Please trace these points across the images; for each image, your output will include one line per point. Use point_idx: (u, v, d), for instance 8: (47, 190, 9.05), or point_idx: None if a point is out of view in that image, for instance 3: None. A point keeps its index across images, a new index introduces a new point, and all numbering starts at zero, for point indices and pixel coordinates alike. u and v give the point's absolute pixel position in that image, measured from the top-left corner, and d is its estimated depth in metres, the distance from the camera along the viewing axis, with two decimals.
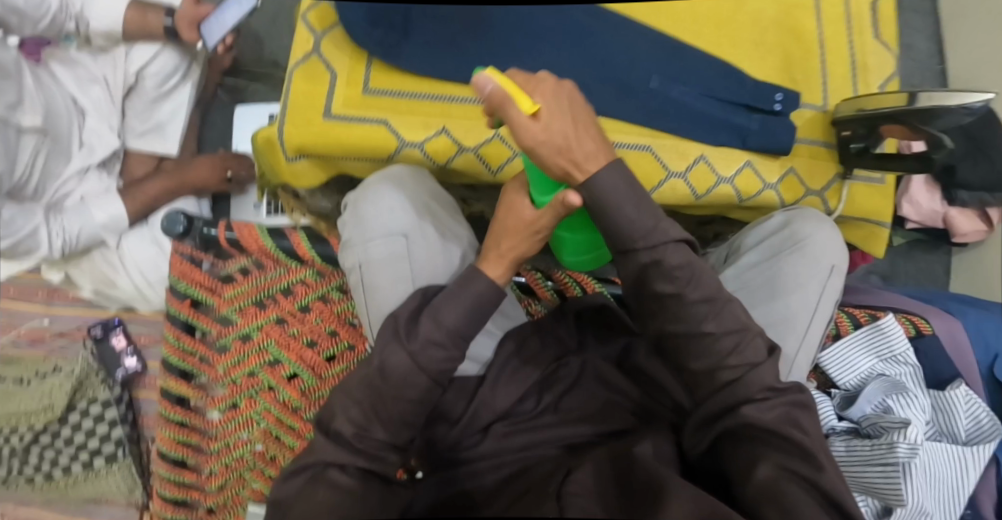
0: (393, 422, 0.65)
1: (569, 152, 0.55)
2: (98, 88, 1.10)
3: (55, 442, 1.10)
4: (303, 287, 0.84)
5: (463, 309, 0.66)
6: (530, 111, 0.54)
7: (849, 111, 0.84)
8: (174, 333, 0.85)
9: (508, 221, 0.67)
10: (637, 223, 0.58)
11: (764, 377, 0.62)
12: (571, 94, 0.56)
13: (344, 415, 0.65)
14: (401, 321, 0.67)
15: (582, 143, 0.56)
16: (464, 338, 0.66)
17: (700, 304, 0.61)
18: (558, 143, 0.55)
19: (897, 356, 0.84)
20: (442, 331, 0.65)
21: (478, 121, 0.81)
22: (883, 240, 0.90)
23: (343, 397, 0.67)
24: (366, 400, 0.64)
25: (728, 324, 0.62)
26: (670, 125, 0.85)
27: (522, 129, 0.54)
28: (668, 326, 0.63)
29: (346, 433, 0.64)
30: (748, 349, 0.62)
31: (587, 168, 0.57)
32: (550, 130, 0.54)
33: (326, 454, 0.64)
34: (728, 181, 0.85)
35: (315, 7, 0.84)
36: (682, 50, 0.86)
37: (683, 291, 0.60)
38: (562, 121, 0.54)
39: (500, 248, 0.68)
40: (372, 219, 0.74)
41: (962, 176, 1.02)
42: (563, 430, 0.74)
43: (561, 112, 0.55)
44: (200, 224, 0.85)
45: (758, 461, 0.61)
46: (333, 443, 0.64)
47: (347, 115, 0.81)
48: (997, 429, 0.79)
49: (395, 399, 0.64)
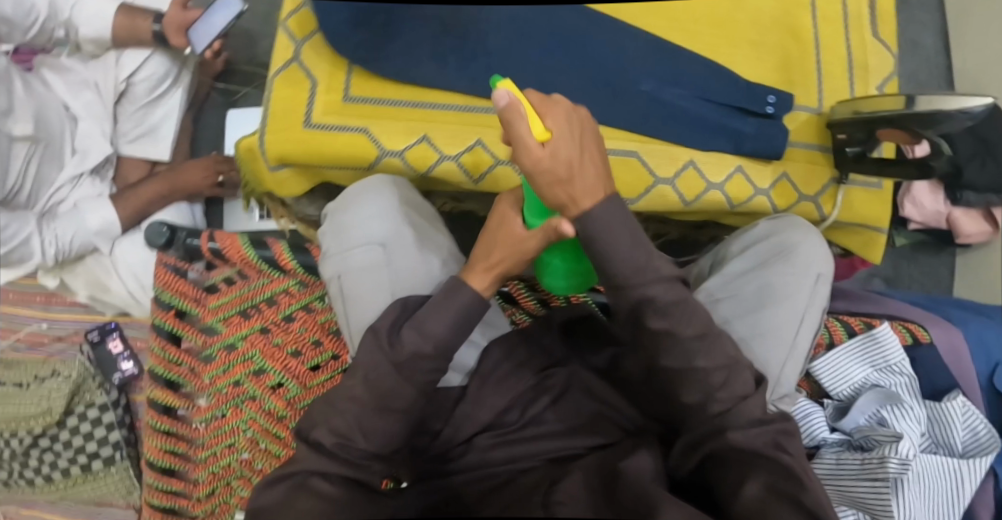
0: (376, 434, 0.63)
1: (569, 185, 0.53)
2: (89, 92, 1.10)
3: (54, 444, 1.11)
4: (286, 297, 0.84)
5: (447, 320, 0.64)
6: (540, 135, 0.52)
7: (846, 113, 0.81)
8: (159, 342, 0.85)
9: (497, 236, 0.65)
10: (629, 261, 0.57)
11: (753, 410, 0.62)
12: (583, 124, 0.53)
13: (326, 425, 0.64)
14: (381, 333, 0.65)
15: (584, 178, 0.53)
16: (450, 349, 0.64)
17: (693, 342, 0.61)
18: (559, 174, 0.52)
19: (892, 367, 0.82)
20: (425, 343, 0.63)
21: (461, 128, 0.80)
22: (881, 245, 0.87)
23: (325, 405, 0.65)
24: (349, 410, 0.63)
25: (718, 360, 0.62)
26: (660, 128, 0.81)
27: (525, 153, 0.52)
28: (663, 361, 0.62)
29: (328, 442, 0.62)
30: (738, 383, 0.63)
31: (585, 203, 0.54)
32: (554, 160, 0.51)
33: (310, 463, 0.63)
34: (718, 187, 0.82)
35: (295, 13, 0.83)
36: (675, 53, 0.81)
37: (674, 328, 0.60)
38: (569, 151, 0.52)
39: (490, 259, 0.65)
40: (351, 228, 0.73)
41: (969, 178, 0.97)
42: (547, 444, 0.71)
43: (570, 143, 0.52)
44: (183, 234, 0.86)
45: (745, 479, 0.59)
46: (315, 451, 0.63)
47: (327, 123, 0.79)
48: (994, 441, 0.77)
49: (380, 410, 0.63)
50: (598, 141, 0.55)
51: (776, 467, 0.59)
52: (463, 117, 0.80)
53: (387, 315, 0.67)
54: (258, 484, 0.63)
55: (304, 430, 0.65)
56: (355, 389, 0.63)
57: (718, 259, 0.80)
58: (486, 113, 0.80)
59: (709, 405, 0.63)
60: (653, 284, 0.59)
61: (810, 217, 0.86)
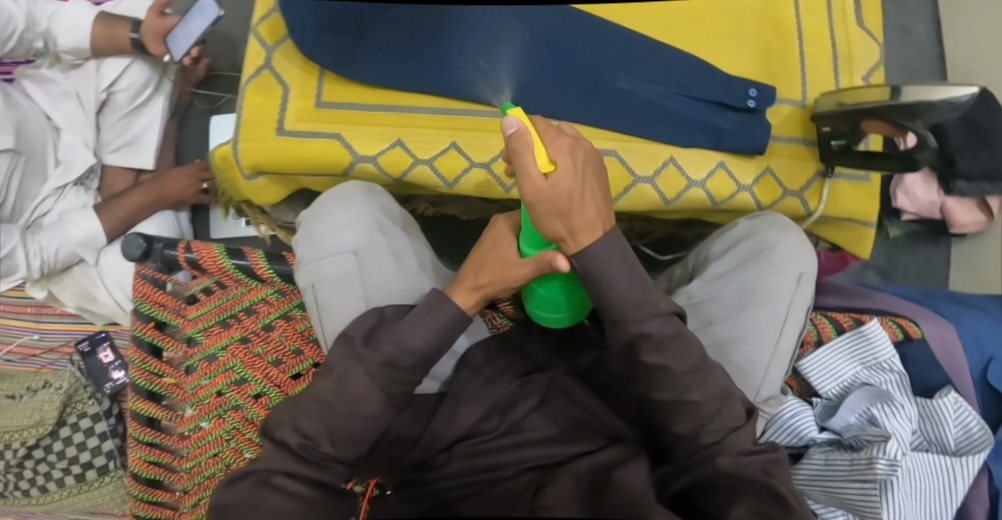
0: (340, 437, 0.64)
1: (569, 217, 0.52)
2: (71, 103, 1.10)
3: (48, 455, 1.11)
4: (265, 305, 0.84)
5: (429, 332, 0.64)
6: (545, 166, 0.51)
7: (829, 106, 0.79)
8: (139, 355, 0.84)
9: (489, 258, 0.65)
10: (628, 298, 0.57)
11: (744, 440, 0.62)
12: (588, 158, 0.53)
13: (291, 424, 0.64)
14: (355, 342, 0.66)
15: (585, 213, 0.53)
16: (423, 356, 0.64)
17: (689, 376, 0.61)
18: (560, 207, 0.52)
19: (882, 364, 0.80)
20: (396, 349, 0.63)
21: (435, 131, 0.79)
22: (869, 240, 0.86)
23: (291, 405, 0.66)
24: (315, 412, 0.63)
25: (712, 394, 0.62)
26: (638, 127, 0.80)
27: (529, 182, 0.51)
28: (655, 394, 0.62)
29: (292, 442, 0.63)
30: (728, 415, 0.62)
31: (583, 238, 0.54)
32: (557, 192, 0.51)
33: (274, 461, 0.63)
34: (699, 185, 0.80)
35: (265, 19, 0.83)
36: (653, 47, 0.80)
37: (670, 364, 0.60)
38: (571, 185, 0.51)
39: (478, 279, 0.65)
40: (323, 237, 0.73)
41: (963, 167, 0.96)
42: (526, 453, 0.69)
43: (574, 175, 0.52)
44: (160, 245, 0.84)
45: (732, 506, 0.58)
46: (280, 450, 0.64)
47: (300, 130, 0.78)
48: (987, 439, 0.74)
49: (347, 415, 0.63)
50: (601, 176, 0.54)
51: (759, 491, 0.58)
52: (437, 119, 0.79)
53: (362, 323, 0.67)
54: (223, 481, 0.64)
55: (270, 429, 0.66)
56: (323, 393, 0.64)
57: (700, 261, 0.80)
58: (461, 116, 0.80)
59: (702, 437, 0.62)
60: (646, 319, 0.59)
61: (796, 212, 0.84)
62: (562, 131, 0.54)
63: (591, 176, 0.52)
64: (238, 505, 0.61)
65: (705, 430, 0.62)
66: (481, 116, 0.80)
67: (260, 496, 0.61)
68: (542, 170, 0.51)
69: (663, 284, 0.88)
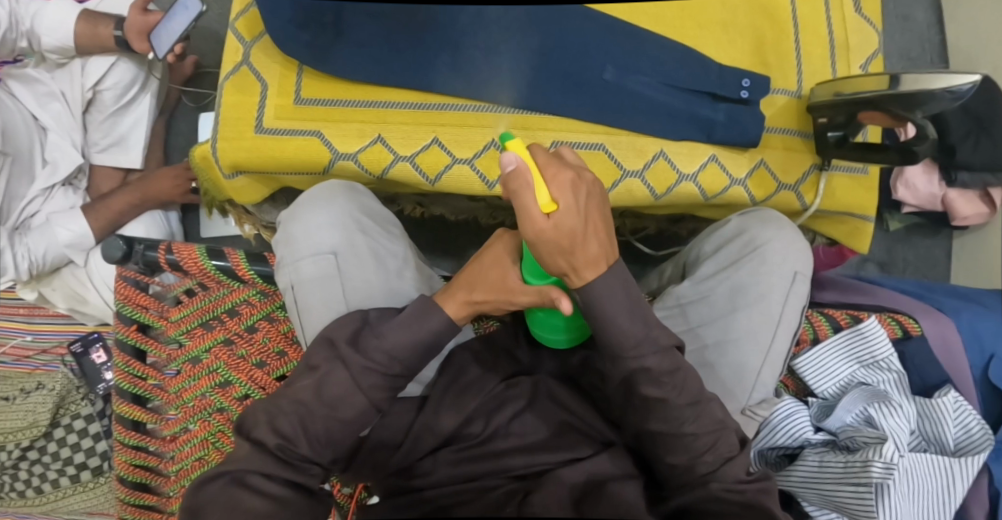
0: (319, 439, 0.63)
1: (571, 255, 0.51)
2: (57, 104, 1.09)
3: (42, 456, 1.10)
4: (248, 307, 0.82)
5: (412, 339, 0.63)
6: (546, 206, 0.49)
7: (826, 95, 0.76)
8: (122, 358, 0.84)
9: (489, 275, 0.63)
10: (628, 333, 0.56)
11: (739, 469, 0.60)
12: (590, 194, 0.50)
13: (267, 424, 0.62)
14: (338, 345, 0.64)
15: (587, 250, 0.51)
16: (401, 360, 0.63)
17: (688, 410, 0.59)
18: (562, 247, 0.50)
19: (880, 362, 0.78)
20: (375, 355, 0.62)
21: (416, 127, 0.77)
22: (868, 234, 0.83)
23: (267, 403, 0.64)
24: (293, 411, 0.62)
25: (707, 426, 0.60)
26: (627, 121, 0.77)
27: (529, 224, 0.49)
28: (650, 425, 0.61)
29: (269, 442, 0.61)
30: (723, 444, 0.60)
31: (587, 273, 0.52)
32: (558, 233, 0.49)
33: (249, 462, 0.61)
34: (690, 178, 0.78)
35: (243, 14, 0.81)
36: (641, 38, 0.77)
37: (668, 396, 0.58)
38: (573, 224, 0.49)
39: (472, 294, 0.63)
40: (301, 238, 0.72)
41: (963, 157, 0.98)
42: (510, 460, 0.67)
43: (577, 212, 0.49)
44: (141, 247, 0.82)
45: None
46: (256, 451, 0.62)
47: (279, 128, 0.77)
48: (988, 439, 0.72)
49: (327, 416, 0.62)
50: (604, 210, 0.52)
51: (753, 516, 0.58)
52: (418, 115, 0.77)
53: (345, 327, 0.66)
54: (190, 487, 0.61)
55: (245, 427, 0.63)
56: (302, 393, 0.63)
57: (691, 259, 0.78)
58: (442, 111, 0.78)
59: (696, 468, 0.60)
60: (646, 355, 0.57)
61: (792, 206, 0.81)
62: (566, 164, 0.51)
63: (595, 213, 0.50)
64: (213, 504, 0.58)
65: (699, 462, 0.60)
66: (463, 110, 0.78)
67: (233, 497, 0.58)
68: (542, 211, 0.48)
69: (654, 282, 0.86)
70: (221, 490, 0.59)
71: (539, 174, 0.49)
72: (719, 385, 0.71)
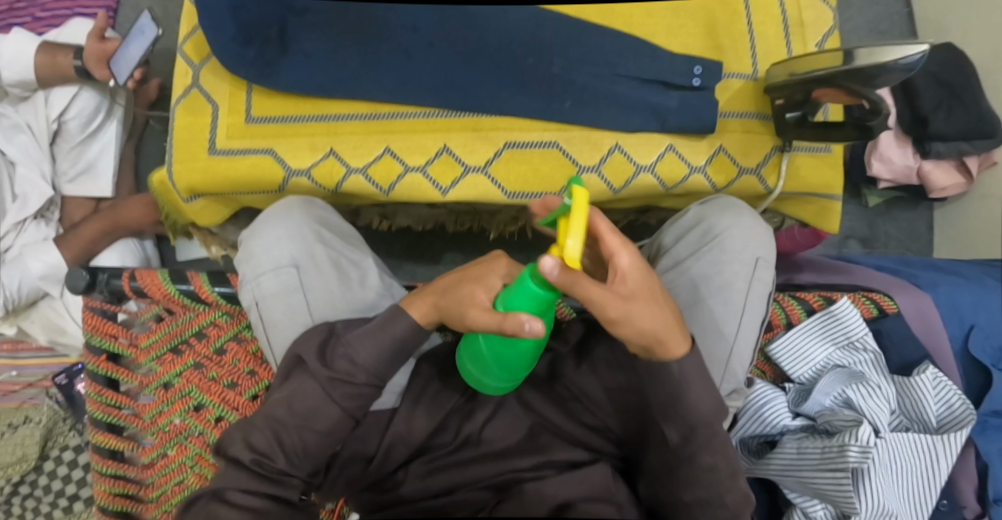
0: (297, 452, 0.61)
1: (656, 314, 0.52)
2: (23, 136, 1.09)
3: (35, 490, 1.10)
4: (215, 329, 0.82)
5: (379, 349, 0.61)
6: (570, 259, 0.45)
7: (781, 76, 0.74)
8: (94, 388, 0.83)
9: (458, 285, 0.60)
10: None
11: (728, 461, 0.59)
12: (632, 258, 0.51)
13: (243, 440, 0.61)
14: (305, 361, 0.63)
15: (664, 316, 0.53)
16: (373, 373, 0.62)
17: (728, 482, 0.60)
18: (641, 309, 0.51)
19: (855, 343, 0.77)
20: (348, 366, 0.61)
21: (366, 137, 0.77)
22: (836, 214, 0.82)
23: (243, 420, 0.63)
24: (267, 425, 0.61)
25: (698, 448, 0.59)
26: (578, 114, 0.76)
27: (603, 296, 0.49)
28: (686, 493, 0.60)
29: (245, 459, 0.60)
30: (711, 438, 0.59)
31: (666, 338, 0.54)
32: (630, 294, 0.50)
33: (228, 477, 0.60)
34: (648, 169, 0.77)
35: (191, 36, 0.81)
36: (589, 30, 0.76)
37: (718, 466, 0.59)
38: (641, 284, 0.52)
39: (431, 293, 0.62)
40: (261, 255, 0.72)
41: (937, 128, 0.98)
42: (486, 468, 0.66)
43: (644, 275, 0.52)
44: (106, 276, 0.81)
45: None
46: (232, 467, 0.60)
47: (231, 148, 0.77)
48: (969, 413, 0.72)
49: (301, 428, 0.61)
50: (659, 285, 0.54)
51: None
52: (368, 125, 0.77)
53: (311, 339, 0.65)
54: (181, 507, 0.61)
55: (223, 446, 0.62)
56: (274, 408, 0.62)
57: (653, 252, 0.77)
58: (392, 119, 0.77)
59: None
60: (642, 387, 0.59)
61: (754, 190, 0.80)
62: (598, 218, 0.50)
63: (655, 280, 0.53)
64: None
65: None
66: (413, 117, 0.77)
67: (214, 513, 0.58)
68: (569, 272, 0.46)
69: None
70: (203, 507, 0.59)
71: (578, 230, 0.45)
72: None
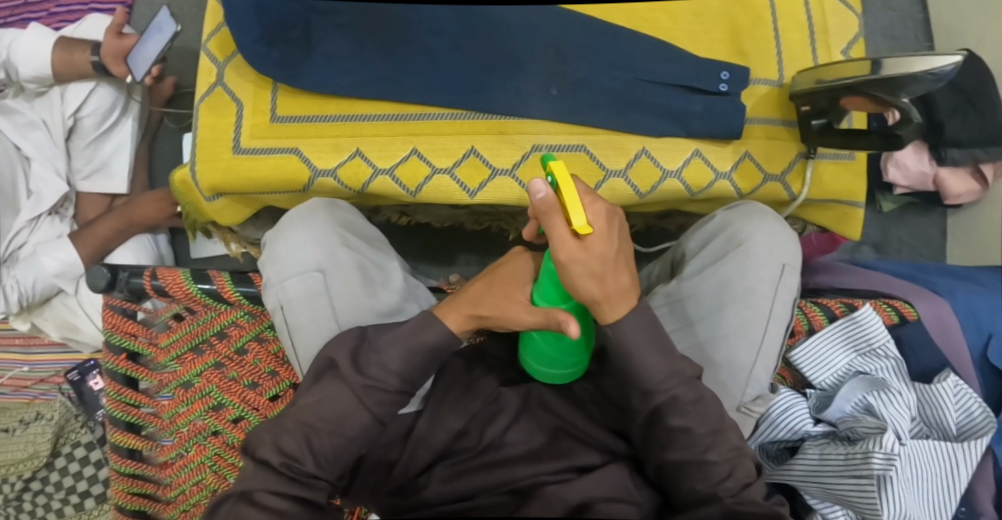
0: (326, 456, 0.60)
1: (603, 280, 0.50)
2: (38, 132, 1.09)
3: (46, 486, 1.09)
4: (236, 329, 0.82)
5: (411, 353, 0.61)
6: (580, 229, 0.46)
7: (808, 83, 0.74)
8: (114, 387, 0.83)
9: (495, 291, 0.60)
10: (639, 341, 0.55)
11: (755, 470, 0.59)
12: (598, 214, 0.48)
13: (272, 443, 0.60)
14: (338, 364, 0.63)
15: (618, 282, 0.51)
16: (401, 376, 0.61)
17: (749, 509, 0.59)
18: (589, 271, 0.49)
19: (877, 350, 0.77)
20: (376, 371, 0.61)
21: (392, 138, 0.77)
22: (859, 220, 0.82)
23: (272, 422, 0.62)
24: (298, 428, 0.60)
25: (727, 455, 0.59)
26: (602, 118, 0.76)
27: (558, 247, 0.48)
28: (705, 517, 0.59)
29: (274, 461, 0.59)
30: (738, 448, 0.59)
31: (618, 304, 0.53)
32: (583, 252, 0.48)
33: (255, 479, 0.59)
34: (674, 175, 0.77)
35: (215, 34, 0.80)
36: (615, 34, 0.76)
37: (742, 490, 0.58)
38: (604, 248, 0.48)
39: (464, 299, 0.62)
40: (286, 258, 0.72)
41: (952, 133, 0.99)
42: (511, 471, 0.65)
43: (608, 236, 0.49)
44: (126, 274, 0.81)
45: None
46: (260, 469, 0.60)
47: (256, 147, 0.77)
48: (989, 422, 0.72)
49: (331, 433, 0.60)
50: (627, 246, 0.51)
51: None
52: (393, 126, 0.77)
53: (343, 342, 0.65)
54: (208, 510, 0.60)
55: (250, 447, 0.61)
56: (303, 412, 0.61)
57: (678, 257, 0.78)
58: (419, 120, 0.77)
59: None
60: (677, 387, 0.58)
61: (779, 197, 0.80)
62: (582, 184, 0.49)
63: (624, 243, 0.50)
64: None
65: None
66: (439, 118, 0.77)
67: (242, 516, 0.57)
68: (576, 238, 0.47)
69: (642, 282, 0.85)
70: (229, 510, 0.58)
71: (572, 196, 0.47)
72: (712, 387, 0.70)
